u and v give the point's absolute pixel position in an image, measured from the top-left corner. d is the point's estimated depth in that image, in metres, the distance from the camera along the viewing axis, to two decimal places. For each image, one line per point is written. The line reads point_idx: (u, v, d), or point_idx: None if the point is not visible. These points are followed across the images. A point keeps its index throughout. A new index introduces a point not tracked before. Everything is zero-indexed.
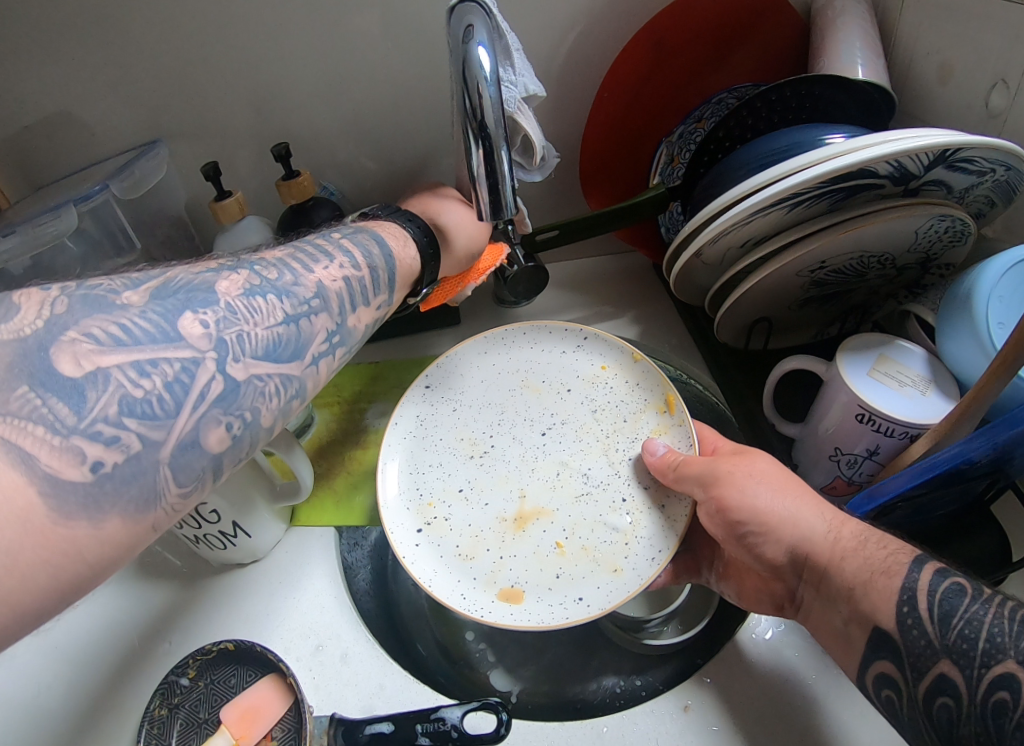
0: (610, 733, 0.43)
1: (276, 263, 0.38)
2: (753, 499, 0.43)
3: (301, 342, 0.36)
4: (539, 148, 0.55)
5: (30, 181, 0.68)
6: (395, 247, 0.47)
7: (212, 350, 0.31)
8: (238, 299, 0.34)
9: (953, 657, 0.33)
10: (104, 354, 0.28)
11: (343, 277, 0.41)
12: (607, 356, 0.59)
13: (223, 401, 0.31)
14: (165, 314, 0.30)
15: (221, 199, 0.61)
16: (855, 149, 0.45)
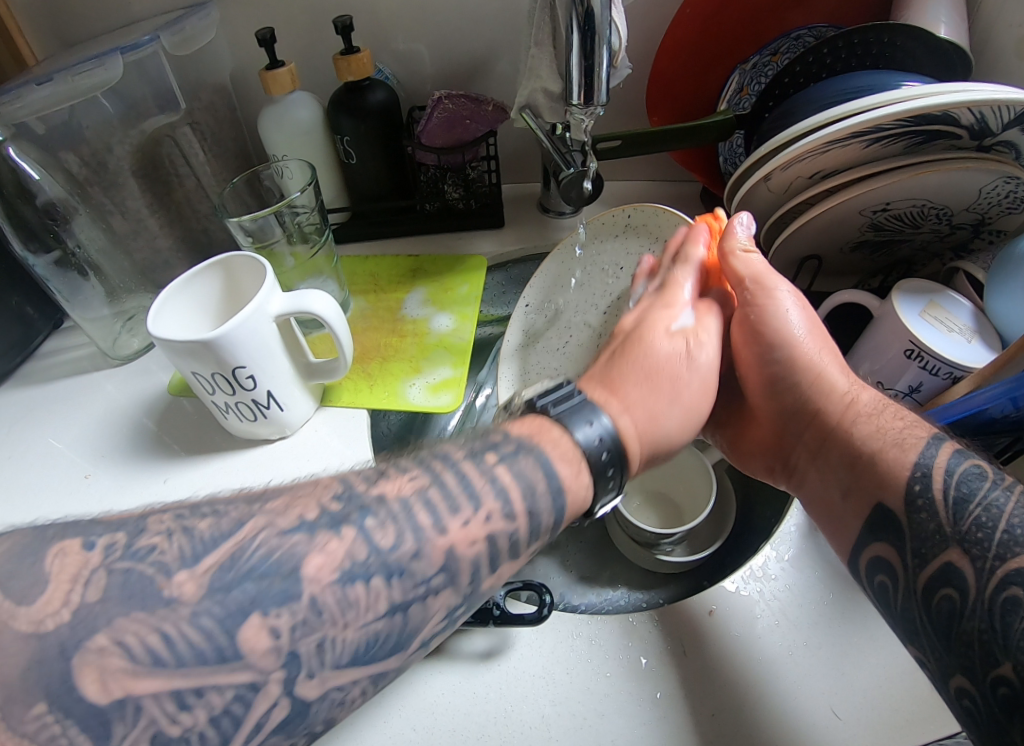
0: (638, 628, 0.44)
1: (396, 515, 0.32)
2: (786, 324, 0.47)
3: (405, 634, 0.31)
4: (624, 48, 0.47)
5: (60, 38, 0.64)
6: (566, 475, 0.36)
7: (279, 669, 0.27)
8: (328, 589, 0.29)
9: (965, 548, 0.34)
10: (138, 676, 0.25)
11: (522, 511, 0.35)
12: (654, 223, 0.56)
13: (303, 626, 0.28)
14: (223, 619, 0.27)
15: (273, 67, 0.57)
16: (941, 93, 0.43)
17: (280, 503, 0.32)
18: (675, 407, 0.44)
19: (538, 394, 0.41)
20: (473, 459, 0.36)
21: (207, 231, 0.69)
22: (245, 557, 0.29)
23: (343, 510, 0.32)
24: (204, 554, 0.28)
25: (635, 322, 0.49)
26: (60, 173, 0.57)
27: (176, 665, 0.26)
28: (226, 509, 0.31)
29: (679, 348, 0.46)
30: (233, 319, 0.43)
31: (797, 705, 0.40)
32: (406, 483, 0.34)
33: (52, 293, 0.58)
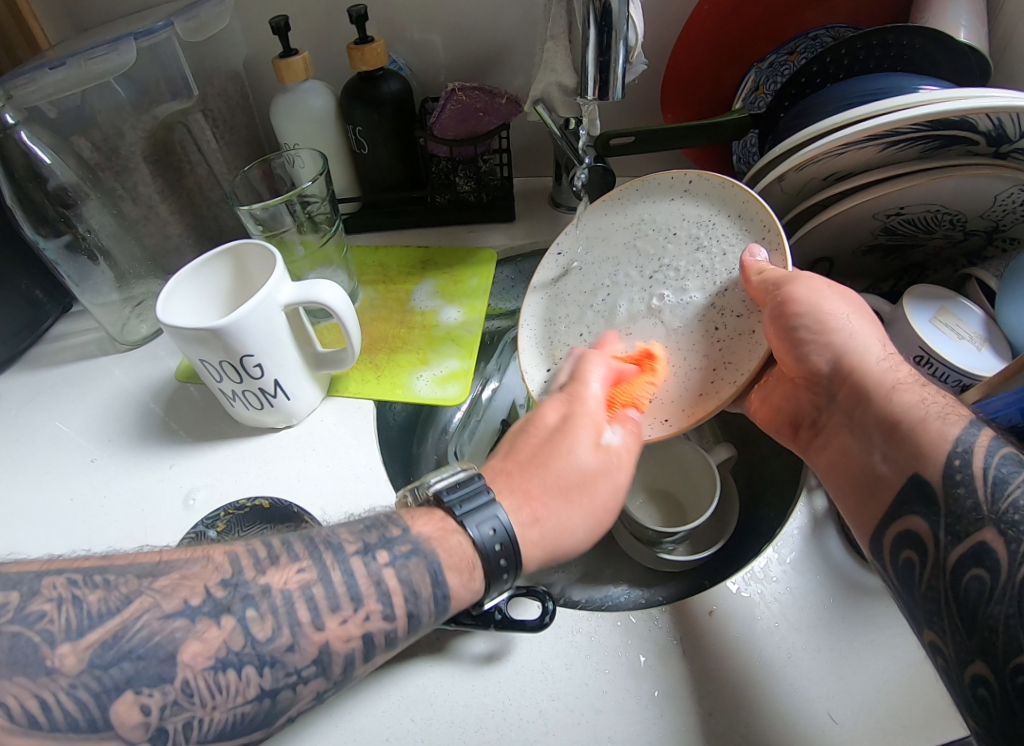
0: (638, 625, 0.44)
1: (277, 609, 0.32)
2: (818, 295, 0.44)
3: (274, 713, 0.32)
4: (639, 46, 0.46)
5: (75, 23, 0.64)
6: (458, 584, 0.37)
7: (144, 742, 0.28)
8: (200, 674, 0.30)
9: (1001, 531, 0.33)
10: (15, 737, 0.27)
11: (402, 613, 0.35)
12: (715, 198, 0.51)
13: (173, 705, 0.29)
14: (98, 692, 0.28)
15: (287, 55, 0.57)
16: (960, 98, 0.43)
17: (169, 582, 0.32)
18: (582, 521, 0.42)
19: (445, 484, 0.40)
20: (364, 557, 0.35)
21: (217, 218, 0.69)
22: (127, 635, 0.29)
23: (228, 596, 0.32)
24: (88, 628, 0.29)
25: (556, 418, 0.46)
26: (72, 157, 0.56)
27: (50, 729, 0.27)
28: (117, 581, 0.31)
29: (603, 462, 0.44)
30: (241, 308, 0.43)
31: (793, 708, 0.40)
32: (293, 575, 0.33)
33: (63, 276, 0.58)
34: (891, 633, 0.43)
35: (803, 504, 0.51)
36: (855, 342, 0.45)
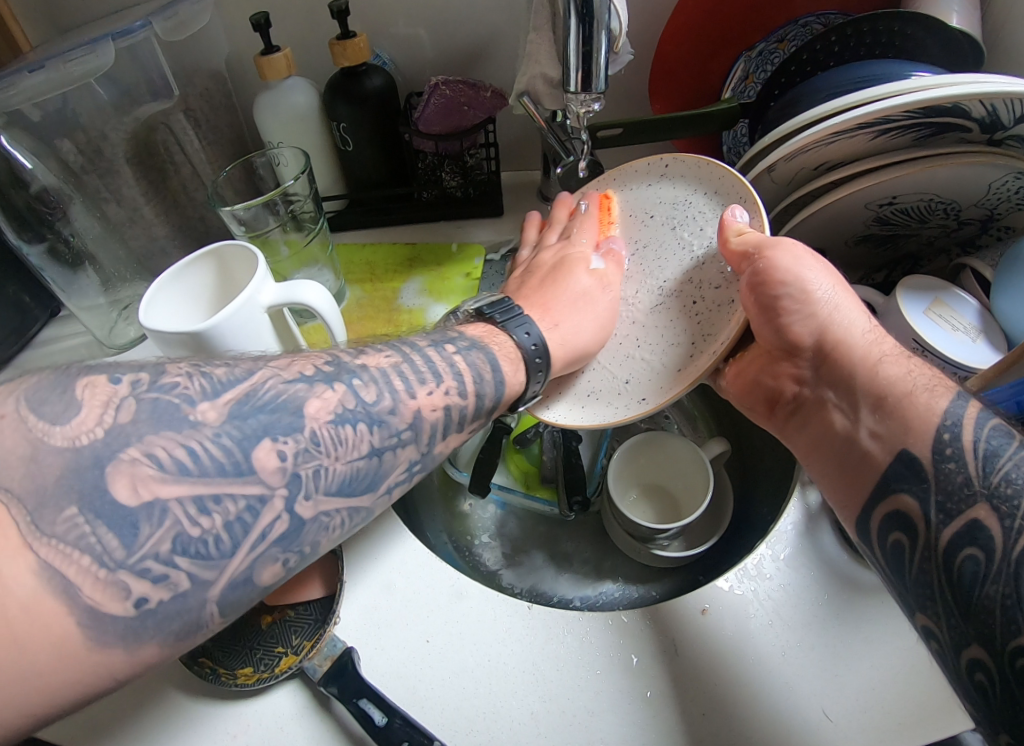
0: (629, 626, 0.44)
1: (377, 378, 0.35)
2: (796, 266, 0.43)
3: (379, 475, 0.34)
4: (623, 34, 0.46)
5: (56, 25, 0.63)
6: (508, 373, 0.42)
7: (283, 487, 0.30)
8: (325, 427, 0.32)
9: (993, 504, 0.33)
10: (164, 482, 0.27)
11: (472, 392, 0.39)
12: (693, 178, 0.51)
13: (306, 452, 0.31)
14: (241, 439, 0.30)
15: (268, 52, 0.56)
16: (952, 84, 0.41)
17: (282, 361, 0.34)
18: (592, 325, 0.48)
19: (484, 305, 0.48)
20: (435, 347, 0.40)
21: (203, 218, 0.69)
22: (258, 395, 0.31)
23: (334, 371, 0.35)
24: (223, 390, 0.31)
25: (556, 257, 0.55)
26: (54, 161, 0.56)
27: (200, 473, 0.28)
28: (236, 363, 0.33)
29: (598, 282, 0.51)
30: (221, 311, 0.42)
31: (789, 710, 0.39)
32: (382, 359, 0.37)
33: (48, 282, 0.58)
34: (887, 630, 0.42)
35: (797, 499, 0.50)
36: (840, 315, 0.44)
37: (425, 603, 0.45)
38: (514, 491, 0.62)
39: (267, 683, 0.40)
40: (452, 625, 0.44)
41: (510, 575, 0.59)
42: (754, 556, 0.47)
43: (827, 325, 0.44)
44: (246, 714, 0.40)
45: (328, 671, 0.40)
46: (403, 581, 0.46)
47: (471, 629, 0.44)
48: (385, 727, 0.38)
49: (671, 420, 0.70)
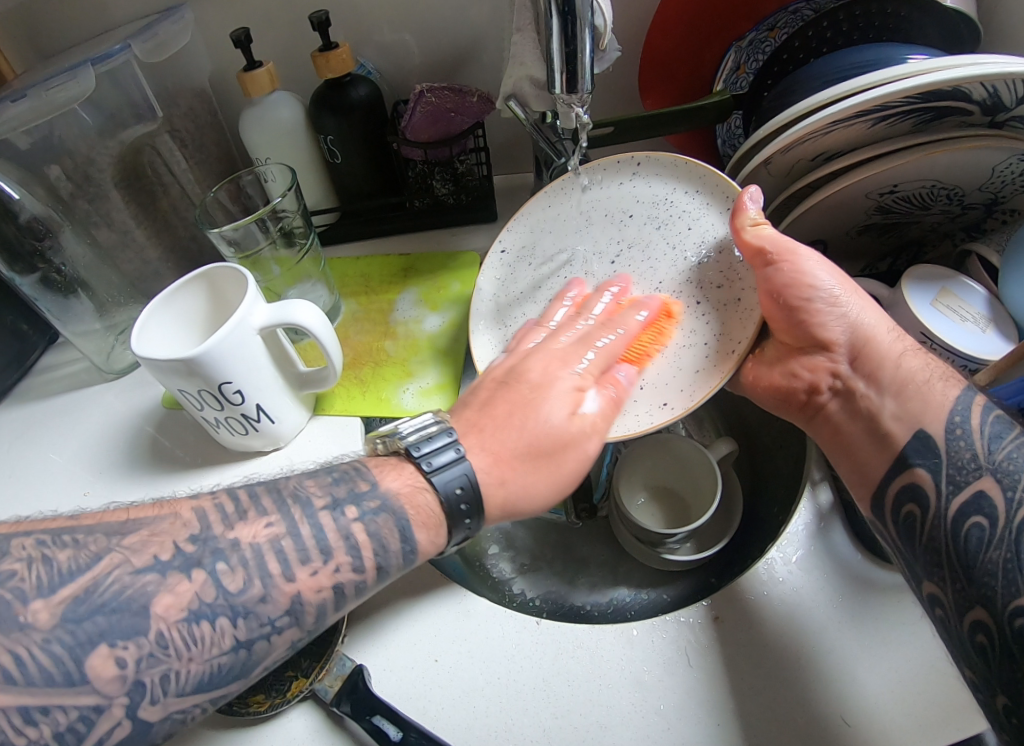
0: (639, 637, 0.43)
1: (246, 561, 0.32)
2: (812, 267, 0.43)
3: (248, 664, 0.32)
4: (608, 31, 0.45)
5: (37, 50, 0.63)
6: (424, 538, 0.37)
7: (122, 696, 0.28)
8: (174, 625, 0.30)
9: (996, 477, 0.36)
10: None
11: (371, 566, 0.35)
12: (669, 176, 0.50)
13: (148, 658, 0.29)
14: (72, 646, 0.28)
15: (251, 69, 0.55)
16: (950, 67, 0.40)
17: (138, 538, 0.32)
18: (545, 484, 0.40)
19: (415, 437, 0.40)
20: (333, 512, 0.35)
21: (195, 238, 0.68)
22: (99, 590, 0.29)
23: (198, 550, 0.32)
24: (59, 585, 0.29)
25: (539, 375, 0.44)
26: (42, 189, 0.55)
27: (25, 684, 0.27)
28: (86, 541, 0.31)
29: (578, 429, 0.41)
30: (212, 335, 0.41)
31: (806, 717, 0.39)
32: (261, 529, 0.34)
33: (42, 311, 0.58)
34: (906, 631, 0.41)
35: (807, 499, 0.49)
36: (865, 314, 0.44)
37: (433, 619, 0.45)
38: None
39: (277, 710, 0.40)
40: (460, 642, 0.43)
41: (523, 585, 0.58)
42: (765, 560, 0.46)
43: (855, 322, 0.44)
44: (256, 740, 0.40)
45: (339, 690, 0.40)
46: (407, 601, 0.45)
47: (479, 647, 0.43)
48: (401, 742, 0.38)
49: (678, 421, 0.69)
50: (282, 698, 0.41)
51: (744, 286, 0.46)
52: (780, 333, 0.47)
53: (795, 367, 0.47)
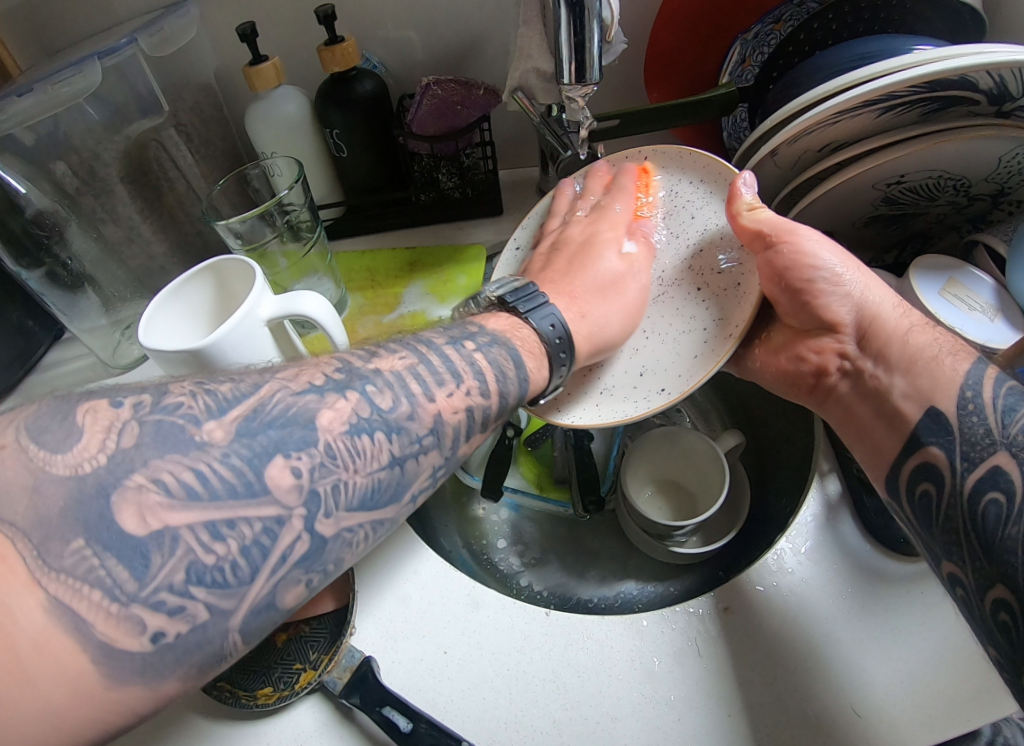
0: (649, 628, 0.42)
1: (393, 383, 0.34)
2: (815, 247, 0.43)
3: (403, 483, 0.33)
4: (614, 23, 0.45)
5: (43, 47, 0.63)
6: (533, 369, 0.40)
7: (301, 506, 0.29)
8: (339, 437, 0.31)
9: (1011, 450, 0.36)
10: (171, 508, 0.26)
11: (495, 391, 0.38)
12: (676, 168, 0.51)
13: (320, 466, 0.30)
14: (248, 458, 0.29)
15: (257, 62, 0.55)
16: (955, 56, 0.40)
17: (289, 372, 0.33)
18: (616, 311, 0.46)
19: (507, 291, 0.46)
20: (454, 344, 0.38)
21: (201, 233, 0.68)
22: (266, 410, 0.31)
23: (345, 378, 0.34)
24: (228, 407, 0.30)
25: (583, 234, 0.52)
26: (49, 184, 0.55)
27: (209, 497, 0.27)
28: (240, 378, 0.32)
29: (627, 267, 0.48)
30: (220, 326, 0.41)
31: (821, 709, 0.38)
32: (396, 360, 0.36)
33: (49, 306, 0.58)
34: (917, 620, 0.41)
35: (816, 490, 0.49)
36: (868, 290, 0.44)
37: (441, 612, 0.44)
38: (529, 494, 0.61)
39: (286, 702, 0.40)
40: (470, 633, 0.43)
41: (531, 579, 0.58)
42: (774, 551, 0.46)
43: (859, 300, 0.44)
44: (265, 732, 0.40)
45: (348, 682, 0.40)
46: (414, 594, 0.45)
47: (489, 637, 0.43)
48: (410, 733, 0.37)
49: (684, 415, 0.69)
50: (291, 690, 0.41)
51: (742, 268, 0.45)
52: (785, 317, 0.47)
53: (802, 351, 0.47)
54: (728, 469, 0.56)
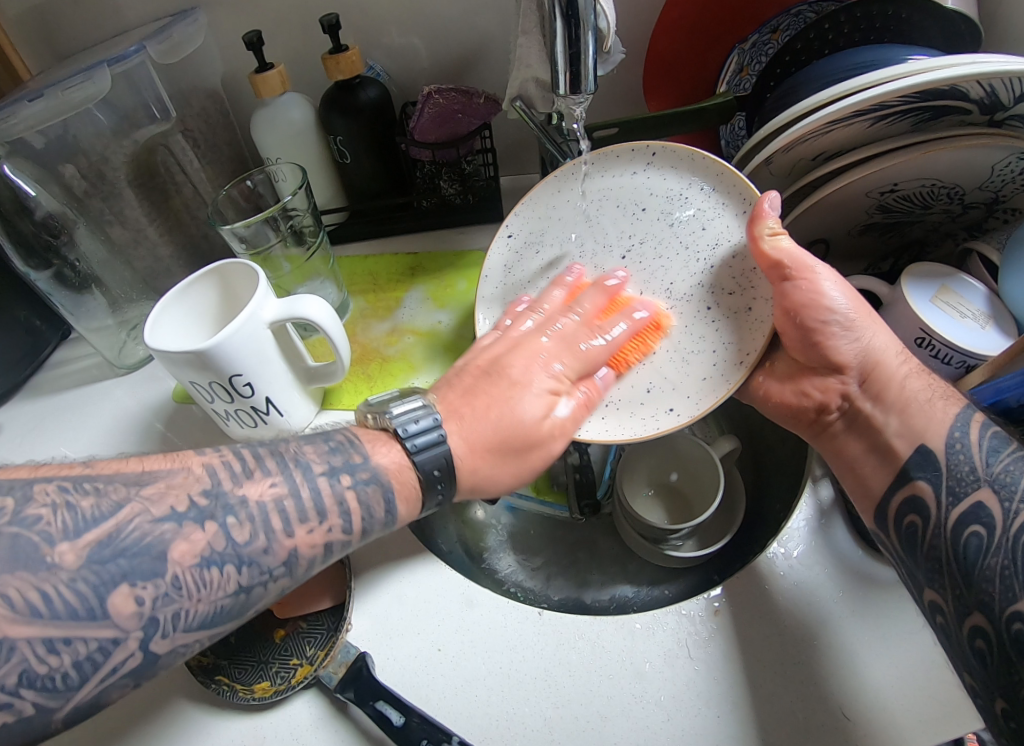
0: (642, 630, 0.43)
1: (254, 516, 0.34)
2: (828, 288, 0.44)
3: (247, 604, 0.33)
4: (612, 33, 0.45)
5: (53, 53, 0.64)
6: (390, 463, 0.40)
7: (138, 629, 0.29)
8: (189, 569, 0.31)
9: (994, 488, 0.37)
10: (15, 625, 0.27)
11: (329, 509, 0.37)
12: (686, 170, 0.50)
13: (164, 597, 0.30)
14: (96, 584, 0.29)
15: (263, 70, 0.56)
16: (945, 66, 0.41)
17: (155, 489, 0.32)
18: (506, 472, 0.44)
19: (400, 416, 0.42)
20: (329, 476, 0.37)
21: (206, 236, 0.70)
22: (121, 536, 0.30)
23: (211, 504, 0.33)
24: (85, 528, 0.30)
25: (494, 357, 0.48)
26: (58, 187, 0.57)
27: (50, 617, 0.27)
28: (107, 487, 0.32)
29: (547, 430, 0.45)
30: (222, 329, 0.42)
31: (807, 712, 0.39)
32: (267, 487, 0.35)
33: (57, 306, 0.59)
34: (906, 626, 0.41)
35: (809, 494, 0.49)
36: (877, 337, 0.45)
37: (436, 611, 0.45)
38: (526, 497, 0.61)
39: (282, 696, 0.41)
40: (465, 631, 0.44)
41: (530, 582, 0.59)
42: (768, 555, 0.46)
43: (867, 346, 0.45)
44: (259, 726, 0.40)
45: (343, 677, 0.40)
46: (412, 592, 0.46)
47: (482, 637, 0.44)
48: (403, 727, 0.38)
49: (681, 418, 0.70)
50: (287, 684, 0.41)
51: (756, 295, 0.47)
52: (793, 350, 0.48)
53: (806, 386, 0.48)
54: (723, 470, 0.57)
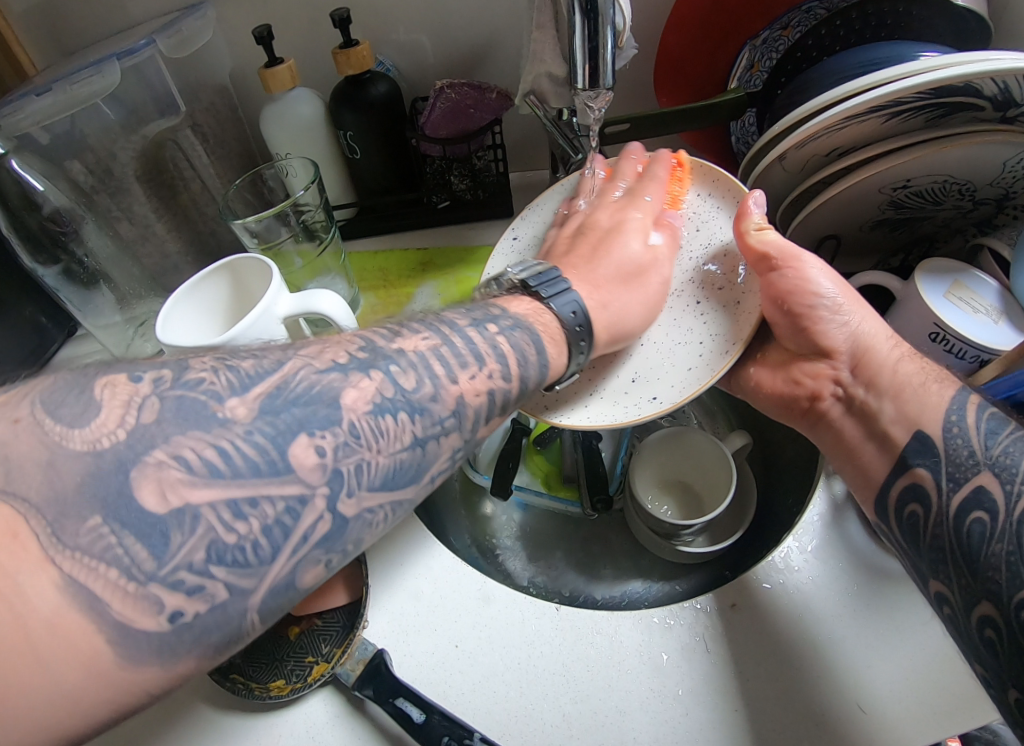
0: (658, 624, 0.43)
1: (417, 363, 0.33)
2: (813, 276, 0.44)
3: (425, 464, 0.32)
4: (627, 29, 0.45)
5: (59, 47, 0.64)
6: (554, 355, 0.40)
7: (325, 485, 0.28)
8: (364, 418, 0.30)
9: (995, 472, 0.37)
10: (194, 486, 0.26)
11: (516, 376, 0.37)
12: (689, 178, 0.51)
13: (345, 446, 0.29)
14: (273, 437, 0.28)
15: (273, 65, 0.56)
16: (960, 62, 0.41)
17: (314, 350, 0.33)
18: (639, 309, 0.45)
19: (529, 274, 0.44)
20: (477, 327, 0.37)
21: (214, 233, 0.69)
22: (291, 388, 0.30)
23: (369, 357, 0.33)
24: (252, 384, 0.29)
25: (611, 222, 0.49)
26: (65, 182, 0.56)
27: (233, 475, 0.27)
28: (264, 353, 0.32)
29: (652, 257, 0.47)
30: (237, 323, 0.42)
31: (822, 707, 0.39)
32: (420, 341, 0.35)
33: (64, 302, 0.59)
34: (918, 622, 0.41)
35: (822, 490, 0.50)
36: (866, 323, 0.45)
37: (453, 608, 0.45)
38: (538, 492, 0.63)
39: (299, 694, 0.40)
40: (481, 628, 0.44)
41: (543, 578, 0.59)
42: (782, 550, 0.46)
43: (856, 331, 0.45)
44: (277, 726, 0.40)
45: (361, 674, 0.40)
46: (429, 590, 0.46)
47: (498, 634, 0.44)
48: (425, 725, 0.38)
49: (690, 416, 0.70)
50: (303, 682, 0.41)
51: (745, 288, 0.45)
52: (784, 340, 0.47)
53: (797, 374, 0.47)
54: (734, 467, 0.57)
